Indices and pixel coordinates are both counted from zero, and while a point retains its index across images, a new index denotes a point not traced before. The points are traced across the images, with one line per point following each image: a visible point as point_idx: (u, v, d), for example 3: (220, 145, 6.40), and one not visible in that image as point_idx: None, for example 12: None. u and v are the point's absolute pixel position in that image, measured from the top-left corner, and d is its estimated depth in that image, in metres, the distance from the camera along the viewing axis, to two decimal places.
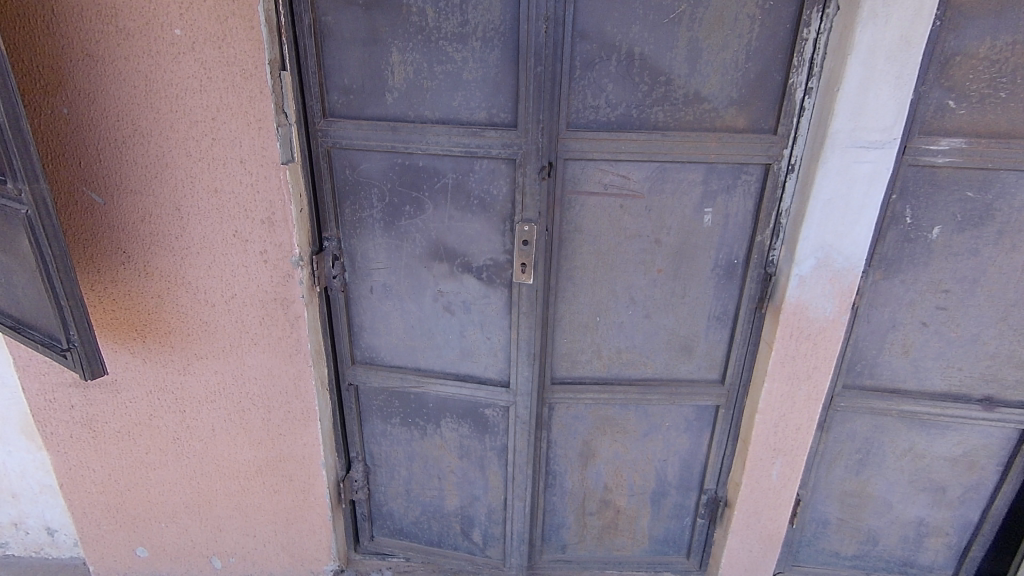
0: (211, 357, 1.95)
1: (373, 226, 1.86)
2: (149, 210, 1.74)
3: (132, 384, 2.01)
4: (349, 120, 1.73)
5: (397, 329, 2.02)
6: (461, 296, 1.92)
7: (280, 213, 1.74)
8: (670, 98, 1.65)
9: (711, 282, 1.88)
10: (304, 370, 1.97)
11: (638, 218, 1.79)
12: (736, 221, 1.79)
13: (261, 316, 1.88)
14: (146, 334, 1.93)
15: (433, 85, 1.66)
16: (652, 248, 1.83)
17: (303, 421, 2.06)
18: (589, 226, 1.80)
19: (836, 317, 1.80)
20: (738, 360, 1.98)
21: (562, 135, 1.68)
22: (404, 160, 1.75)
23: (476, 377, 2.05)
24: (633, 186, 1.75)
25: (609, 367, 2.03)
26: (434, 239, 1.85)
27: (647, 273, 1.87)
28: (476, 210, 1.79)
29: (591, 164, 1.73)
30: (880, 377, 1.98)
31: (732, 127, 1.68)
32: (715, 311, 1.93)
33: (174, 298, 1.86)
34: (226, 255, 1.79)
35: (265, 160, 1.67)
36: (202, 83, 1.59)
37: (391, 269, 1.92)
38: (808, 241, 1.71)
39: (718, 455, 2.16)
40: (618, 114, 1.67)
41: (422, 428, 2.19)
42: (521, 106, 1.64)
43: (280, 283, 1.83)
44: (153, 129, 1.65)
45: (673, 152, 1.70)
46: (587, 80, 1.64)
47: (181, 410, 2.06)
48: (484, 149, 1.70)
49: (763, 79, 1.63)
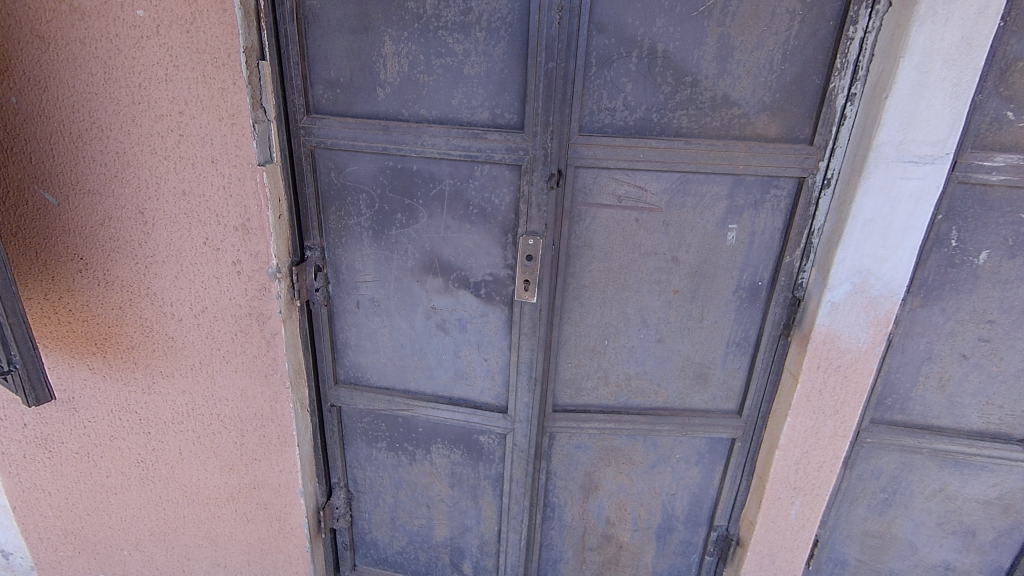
0: (178, 375, 1.77)
1: (360, 234, 1.69)
2: (108, 213, 1.55)
3: (92, 402, 1.83)
4: (336, 117, 1.54)
5: (385, 347, 1.84)
6: (456, 314, 1.74)
7: (255, 220, 1.55)
8: (696, 101, 1.47)
9: (732, 304, 1.71)
10: (281, 392, 1.79)
11: (655, 234, 1.62)
12: (762, 239, 1.62)
13: (234, 332, 1.70)
14: (106, 349, 1.74)
15: (430, 80, 1.48)
16: (668, 267, 1.66)
17: (280, 446, 1.88)
18: (600, 242, 1.62)
19: (870, 348, 1.62)
20: (758, 389, 1.82)
21: (575, 140, 1.49)
22: (396, 162, 1.57)
23: (470, 402, 1.87)
24: (650, 199, 1.57)
25: (617, 395, 1.86)
26: (427, 251, 1.66)
27: (662, 293, 1.70)
28: (474, 220, 1.60)
29: (604, 173, 1.55)
30: (912, 413, 1.82)
31: (763, 136, 1.50)
32: (735, 337, 1.76)
33: (138, 310, 1.68)
34: (195, 264, 1.61)
35: (238, 160, 1.48)
36: (168, 72, 1.40)
37: (380, 282, 1.74)
38: (843, 265, 1.53)
39: (732, 489, 1.99)
40: (636, 117, 1.49)
41: (410, 453, 2.01)
42: (529, 106, 1.46)
43: (255, 297, 1.64)
44: (113, 123, 1.45)
45: (696, 162, 1.52)
46: (604, 79, 1.45)
47: (145, 431, 1.88)
48: (486, 153, 1.51)
49: (800, 83, 1.45)
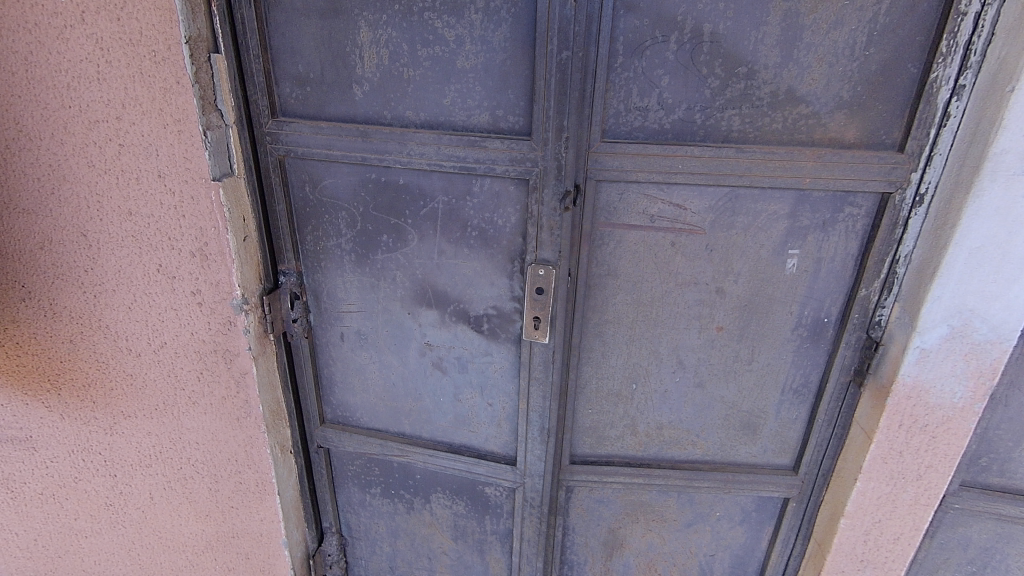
0: (141, 415, 1.56)
1: (341, 259, 1.43)
2: (48, 236, 1.33)
3: (51, 442, 1.63)
4: (306, 121, 1.28)
5: (375, 386, 1.59)
6: (455, 353, 1.47)
7: (213, 245, 1.30)
8: (751, 96, 1.15)
9: (791, 344, 1.40)
10: (256, 437, 1.55)
11: (696, 261, 1.31)
12: (831, 267, 1.30)
13: (199, 370, 1.47)
14: (61, 386, 1.53)
15: (416, 74, 1.20)
16: (712, 300, 1.36)
17: (259, 495, 1.65)
18: (628, 270, 1.33)
19: (968, 405, 1.28)
20: (819, 444, 1.50)
21: (595, 147, 1.20)
22: (380, 175, 1.30)
23: (473, 449, 1.60)
24: (690, 219, 1.27)
25: (646, 446, 1.57)
26: (420, 279, 1.40)
27: (702, 330, 1.40)
28: (474, 244, 1.32)
29: (633, 188, 1.25)
30: (1013, 477, 1.48)
31: (838, 141, 1.18)
32: (793, 383, 1.45)
33: (91, 344, 1.46)
34: (151, 294, 1.38)
35: (189, 175, 1.23)
36: (99, 69, 1.15)
37: (367, 313, 1.48)
38: (939, 304, 1.19)
39: (782, 554, 1.68)
40: (673, 119, 1.18)
41: (408, 501, 1.77)
42: (538, 107, 1.16)
43: (220, 332, 1.40)
44: (42, 131, 1.22)
45: (750, 173, 1.20)
46: (633, 71, 1.15)
47: (112, 474, 1.67)
48: (485, 165, 1.23)
49: (889, 72, 1.12)
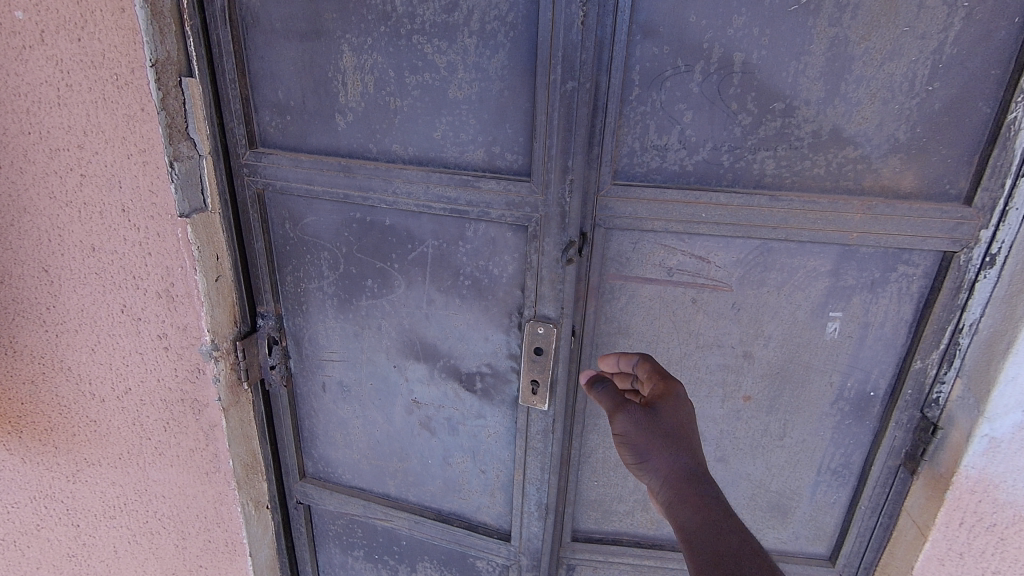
0: (106, 464, 1.43)
1: (322, 302, 1.30)
2: (8, 270, 1.22)
3: (13, 486, 1.49)
4: (286, 153, 1.17)
5: (359, 442, 1.44)
6: (445, 413, 1.31)
7: (180, 286, 1.18)
8: (788, 136, 0.99)
9: (830, 419, 1.20)
10: (225, 493, 1.41)
11: (719, 321, 1.14)
12: (879, 334, 1.11)
13: (165, 419, 1.33)
14: (22, 429, 1.42)
15: (403, 104, 1.07)
16: (738, 365, 1.18)
17: (229, 555, 1.50)
18: (640, 328, 1.16)
19: None
20: (862, 534, 1.27)
21: (606, 191, 1.04)
22: (364, 214, 1.17)
23: (464, 517, 1.43)
24: (714, 273, 1.10)
25: (659, 525, 1.35)
26: (407, 328, 1.25)
27: (726, 400, 1.22)
28: (467, 294, 1.18)
29: (648, 237, 1.09)
30: None
31: (891, 190, 1.00)
32: (831, 463, 1.24)
33: (53, 385, 1.35)
34: (115, 336, 1.26)
35: (154, 210, 1.11)
36: (60, 94, 1.05)
37: (350, 363, 1.34)
38: (1015, 385, 0.97)
39: None
40: (696, 160, 1.02)
41: (392, 568, 1.60)
42: (538, 144, 1.02)
43: (187, 379, 1.27)
44: (2, 159, 1.12)
45: (786, 225, 1.03)
46: (650, 105, 1.00)
47: (74, 524, 1.53)
48: (479, 207, 1.09)
49: (955, 112, 0.95)
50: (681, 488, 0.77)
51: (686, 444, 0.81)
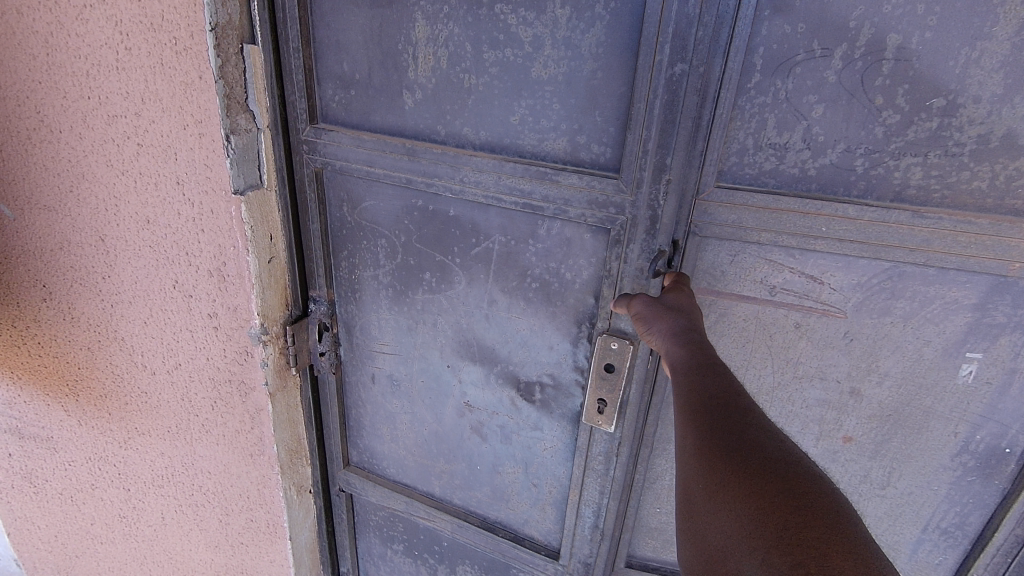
0: (155, 435, 1.42)
1: (377, 291, 1.22)
2: (66, 237, 1.19)
3: (71, 446, 1.50)
4: (349, 130, 1.07)
5: (406, 438, 1.37)
6: (498, 420, 1.22)
7: (232, 266, 1.12)
8: (943, 141, 0.80)
9: (947, 475, 1.02)
10: (268, 477, 1.37)
11: (825, 350, 0.98)
12: None
13: (212, 399, 1.30)
14: (79, 393, 1.42)
15: (479, 83, 0.95)
16: (841, 401, 1.02)
17: (269, 536, 1.47)
18: (728, 350, 1.03)
19: None
20: None
21: (706, 194, 0.90)
22: (427, 202, 1.07)
23: (510, 528, 1.34)
24: (826, 297, 0.94)
25: None
26: (465, 327, 1.15)
27: (822, 439, 1.06)
28: (533, 297, 1.07)
29: (751, 250, 0.94)
30: None
31: None
32: (940, 521, 1.06)
33: (108, 354, 1.33)
34: (167, 311, 1.22)
35: (208, 186, 1.05)
36: (119, 57, 0.99)
37: (402, 358, 1.26)
38: None
39: None
40: (822, 163, 0.85)
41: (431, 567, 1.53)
42: (632, 137, 0.88)
43: (236, 361, 1.23)
44: (62, 123, 1.07)
45: (927, 248, 0.85)
46: (771, 96, 0.84)
47: (125, 488, 1.54)
48: (556, 204, 0.97)
49: None
50: (674, 334, 0.77)
51: (678, 308, 0.82)
